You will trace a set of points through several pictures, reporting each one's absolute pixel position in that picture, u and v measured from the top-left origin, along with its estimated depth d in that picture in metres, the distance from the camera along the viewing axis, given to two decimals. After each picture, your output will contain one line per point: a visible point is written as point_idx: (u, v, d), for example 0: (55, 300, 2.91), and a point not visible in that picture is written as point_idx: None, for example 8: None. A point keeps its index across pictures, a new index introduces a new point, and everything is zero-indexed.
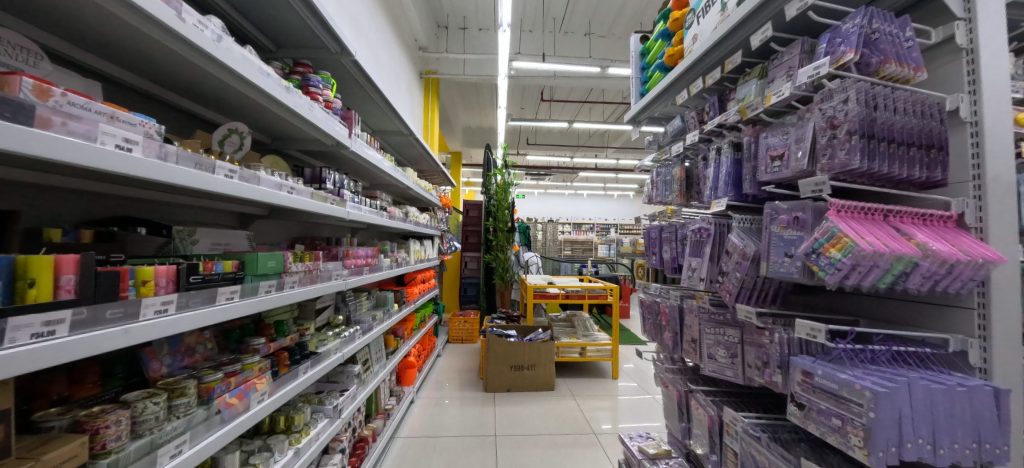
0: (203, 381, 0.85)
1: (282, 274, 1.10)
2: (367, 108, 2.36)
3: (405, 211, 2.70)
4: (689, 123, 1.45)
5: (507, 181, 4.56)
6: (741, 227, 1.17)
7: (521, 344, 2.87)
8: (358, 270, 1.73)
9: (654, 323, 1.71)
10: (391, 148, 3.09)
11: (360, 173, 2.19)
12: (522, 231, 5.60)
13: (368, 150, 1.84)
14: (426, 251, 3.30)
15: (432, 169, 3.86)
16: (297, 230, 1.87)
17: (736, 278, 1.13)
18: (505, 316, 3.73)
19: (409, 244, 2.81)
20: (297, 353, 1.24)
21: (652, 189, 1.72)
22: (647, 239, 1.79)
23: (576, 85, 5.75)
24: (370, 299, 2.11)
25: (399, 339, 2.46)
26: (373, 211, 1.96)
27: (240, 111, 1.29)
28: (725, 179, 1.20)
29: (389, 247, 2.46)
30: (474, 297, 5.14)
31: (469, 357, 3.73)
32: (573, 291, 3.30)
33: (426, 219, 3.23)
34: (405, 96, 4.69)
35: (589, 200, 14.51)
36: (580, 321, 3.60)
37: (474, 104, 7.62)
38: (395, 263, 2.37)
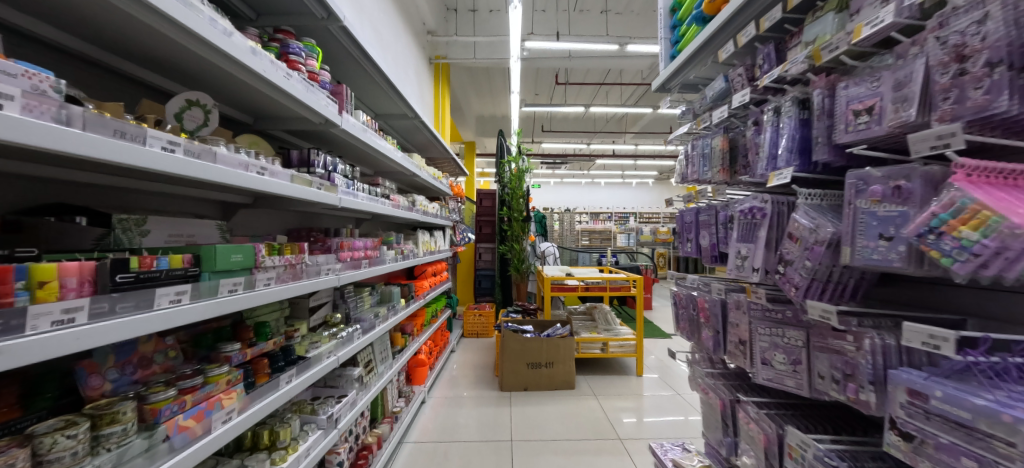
0: (147, 401, 0.72)
1: (253, 271, 0.94)
2: (367, 87, 2.18)
3: (411, 199, 2.54)
4: (735, 83, 1.17)
5: (521, 168, 4.32)
6: (809, 204, 0.93)
7: (538, 340, 2.68)
8: (356, 263, 1.58)
9: (690, 320, 1.49)
10: (398, 133, 2.92)
11: (360, 159, 2.04)
12: (538, 221, 5.38)
13: (365, 131, 1.67)
14: (437, 243, 3.15)
15: (443, 156, 3.68)
16: (290, 221, 1.75)
17: (804, 268, 0.89)
18: (522, 309, 3.56)
19: (417, 235, 2.66)
20: (278, 360, 1.10)
21: (685, 165, 1.48)
22: (679, 224, 1.56)
23: (592, 66, 5.44)
24: (374, 295, 1.98)
25: (408, 336, 2.34)
26: (373, 200, 1.79)
27: (211, 83, 1.12)
28: (790, 145, 0.94)
29: (395, 238, 2.31)
30: (489, 290, 5.00)
31: (484, 353, 3.59)
32: (593, 282, 3.08)
33: (436, 209, 3.07)
34: (414, 83, 4.51)
35: (607, 188, 14.11)
36: (602, 314, 3.39)
37: (486, 91, 7.39)
38: (401, 256, 2.22)
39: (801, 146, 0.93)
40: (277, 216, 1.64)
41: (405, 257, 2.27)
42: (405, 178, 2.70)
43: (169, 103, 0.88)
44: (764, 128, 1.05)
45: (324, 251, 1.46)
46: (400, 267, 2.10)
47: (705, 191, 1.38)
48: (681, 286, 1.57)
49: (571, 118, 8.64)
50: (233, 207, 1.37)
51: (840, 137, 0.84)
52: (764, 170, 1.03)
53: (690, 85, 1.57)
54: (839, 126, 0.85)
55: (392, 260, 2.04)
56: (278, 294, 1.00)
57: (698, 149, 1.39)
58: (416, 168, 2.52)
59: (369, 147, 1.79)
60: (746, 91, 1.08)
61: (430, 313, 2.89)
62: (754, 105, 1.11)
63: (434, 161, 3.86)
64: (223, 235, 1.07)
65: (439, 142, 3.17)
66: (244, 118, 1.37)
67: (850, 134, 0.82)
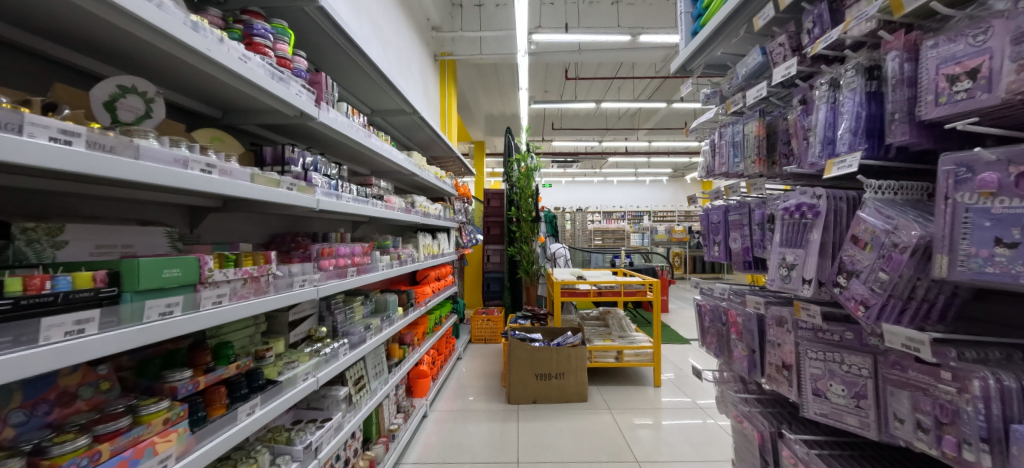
0: (47, 455, 0.58)
1: (198, 289, 0.83)
2: (360, 81, 2.06)
3: (410, 200, 2.40)
4: (774, 56, 0.97)
5: (529, 166, 4.14)
6: (880, 200, 0.73)
7: (547, 349, 2.50)
8: (341, 272, 1.44)
9: (718, 335, 1.29)
10: (399, 131, 2.80)
11: (352, 157, 1.91)
12: (549, 221, 5.19)
13: (352, 126, 1.53)
14: (441, 246, 3.02)
15: (447, 155, 3.54)
16: (274, 225, 1.65)
17: (877, 282, 0.69)
18: (531, 314, 3.38)
19: (419, 238, 2.53)
20: (240, 386, 1.01)
21: (711, 157, 1.28)
22: (705, 225, 1.35)
23: (603, 60, 5.22)
24: (367, 305, 1.85)
25: (407, 346, 2.21)
26: (363, 203, 1.66)
27: (164, 72, 1.00)
28: (853, 125, 0.74)
29: (392, 242, 2.18)
30: (498, 293, 4.84)
31: (492, 361, 3.43)
32: (606, 286, 2.87)
33: (439, 210, 2.93)
34: (419, 81, 4.39)
35: (620, 187, 13.78)
36: (615, 320, 3.18)
37: (494, 89, 7.25)
38: (399, 262, 2.08)
39: (869, 126, 0.73)
40: (256, 220, 1.54)
41: (403, 263, 2.13)
42: (406, 178, 2.58)
43: (98, 88, 0.77)
44: (816, 106, 0.85)
45: (302, 260, 1.33)
46: (396, 273, 1.97)
47: (736, 186, 1.17)
48: (707, 296, 1.38)
49: (581, 115, 8.42)
50: (202, 211, 1.27)
51: (927, 112, 0.63)
52: (818, 156, 0.82)
53: (716, 65, 1.36)
54: (925, 97, 0.64)
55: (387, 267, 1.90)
56: (233, 313, 0.89)
57: (728, 137, 1.19)
58: (416, 167, 2.38)
59: (359, 144, 1.66)
60: (791, 63, 0.88)
61: (434, 320, 2.76)
62: (801, 79, 0.91)
63: (438, 160, 3.72)
64: (172, 243, 0.97)
65: (443, 140, 3.03)
66: (214, 112, 1.26)
67: (942, 107, 0.61)
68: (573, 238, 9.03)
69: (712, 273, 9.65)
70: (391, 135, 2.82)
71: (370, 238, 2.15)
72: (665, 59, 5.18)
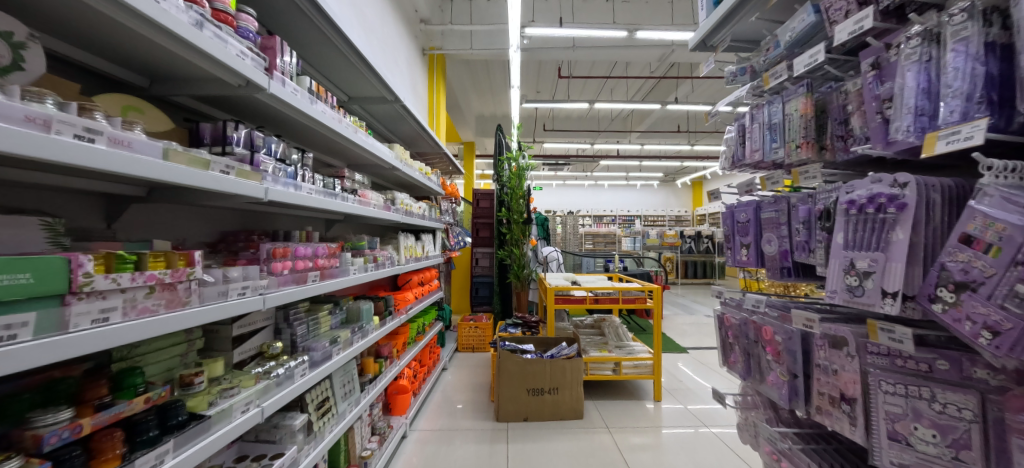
0: None
1: (69, 302, 0.59)
2: (335, 61, 1.83)
3: (391, 196, 2.18)
4: (831, 15, 0.78)
5: (521, 166, 3.92)
6: (1005, 186, 0.55)
7: (540, 362, 2.27)
8: (300, 277, 1.21)
9: (747, 355, 1.10)
10: (384, 123, 2.58)
11: (322, 146, 1.69)
12: (541, 223, 4.98)
13: (319, 106, 1.31)
14: (426, 248, 2.79)
15: (434, 151, 3.32)
16: (227, 221, 1.42)
17: (1016, 299, 0.49)
18: (522, 322, 3.17)
19: (401, 238, 2.29)
20: (148, 427, 0.78)
21: (738, 144, 1.10)
22: (730, 224, 1.17)
23: (597, 59, 5.09)
24: (337, 314, 1.61)
25: (384, 359, 1.97)
26: (332, 196, 1.43)
27: (49, 14, 0.77)
28: (968, 86, 0.55)
29: (369, 243, 1.95)
30: (487, 299, 4.59)
31: (480, 373, 3.19)
32: (603, 292, 2.65)
33: (424, 209, 2.71)
34: (406, 74, 4.16)
35: (611, 191, 13.69)
36: (612, 328, 2.99)
37: (485, 87, 7.05)
38: (377, 265, 1.84)
39: (989, 88, 0.54)
40: (203, 214, 1.30)
41: (381, 267, 1.89)
42: (388, 175, 2.36)
43: None
44: (898, 70, 0.66)
45: (249, 263, 1.09)
46: (372, 278, 1.73)
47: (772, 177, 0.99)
48: (730, 307, 1.19)
49: (574, 116, 8.28)
50: (122, 201, 1.03)
51: None
52: (905, 132, 0.64)
53: (744, 39, 1.18)
54: None
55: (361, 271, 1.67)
56: (120, 335, 0.66)
57: (761, 119, 1.01)
58: (398, 161, 2.17)
59: (328, 129, 1.44)
60: (865, 15, 0.69)
61: (416, 328, 2.52)
62: (872, 38, 0.72)
63: (425, 157, 3.49)
64: (52, 238, 0.74)
65: (430, 135, 2.82)
66: (139, 80, 1.04)
67: None
68: (564, 241, 8.82)
69: (703, 278, 9.58)
70: (374, 128, 2.60)
71: (342, 238, 1.91)
72: (660, 59, 5.07)
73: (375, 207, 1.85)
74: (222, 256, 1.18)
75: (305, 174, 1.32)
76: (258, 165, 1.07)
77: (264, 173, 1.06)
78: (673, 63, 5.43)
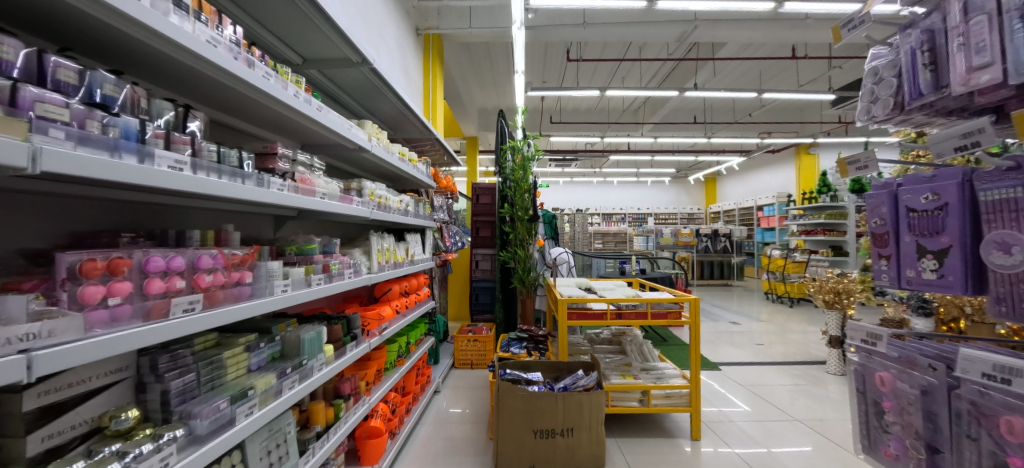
0: None
1: None
2: (270, 2, 1.32)
3: (358, 183, 1.67)
4: None
5: (526, 155, 3.41)
6: None
7: (550, 396, 1.75)
8: (158, 311, 0.72)
9: (935, 453, 0.61)
10: (356, 99, 2.08)
11: (248, 111, 1.21)
12: (548, 221, 4.46)
13: (200, 33, 0.81)
14: (411, 251, 2.29)
15: (424, 137, 2.82)
16: (74, 219, 0.93)
17: None
18: (527, 337, 2.69)
19: (374, 238, 1.78)
20: None
21: (922, 67, 0.70)
22: (893, 214, 0.73)
23: (609, 38, 4.57)
24: (264, 348, 1.12)
25: (344, 400, 1.48)
26: (233, 177, 0.92)
27: None
28: None
29: (323, 247, 1.45)
30: (489, 306, 4.10)
31: (479, 397, 2.70)
32: (627, 305, 2.11)
33: (407, 203, 2.19)
34: (398, 55, 3.67)
35: (620, 188, 13.12)
36: (634, 345, 2.48)
37: (487, 75, 6.54)
38: (328, 278, 1.33)
39: None
40: (13, 204, 0.80)
41: (333, 280, 1.38)
42: (359, 162, 1.87)
43: None
44: None
45: (40, 288, 0.61)
46: (319, 295, 1.24)
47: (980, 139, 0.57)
48: (890, 362, 0.70)
49: (583, 106, 7.75)
50: None
51: None
52: None
53: None
54: None
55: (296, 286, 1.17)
56: None
57: (992, 7, 0.60)
58: (368, 140, 1.68)
59: (233, 78, 0.94)
60: None
61: (396, 351, 2.03)
62: None
63: (415, 146, 2.99)
64: None
65: (415, 114, 2.31)
66: None
67: None
68: (573, 240, 8.27)
69: (720, 279, 9.03)
70: (347, 105, 2.11)
71: (285, 240, 1.41)
72: (680, 38, 4.53)
73: (326, 197, 1.34)
74: (17, 275, 0.70)
75: (168, 138, 0.78)
76: (27, 109, 0.55)
77: (33, 121, 0.54)
78: (693, 42, 4.88)
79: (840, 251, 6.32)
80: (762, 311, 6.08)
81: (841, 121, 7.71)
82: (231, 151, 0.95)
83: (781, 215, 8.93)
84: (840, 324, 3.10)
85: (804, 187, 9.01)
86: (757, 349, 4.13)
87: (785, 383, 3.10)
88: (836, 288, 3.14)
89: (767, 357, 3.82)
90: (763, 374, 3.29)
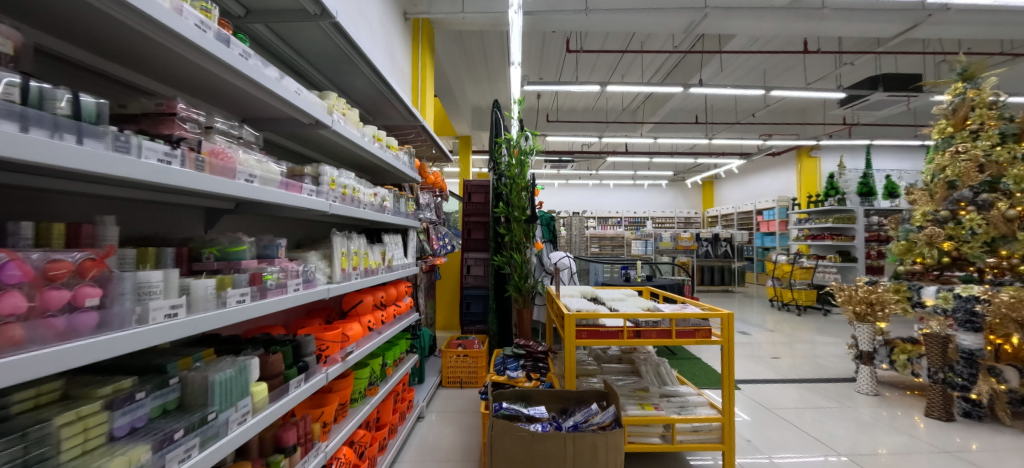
0: None
1: None
2: None
3: (314, 169, 1.29)
4: None
5: (524, 148, 3.06)
6: None
7: (557, 437, 1.38)
8: None
9: None
10: (320, 68, 1.73)
11: (141, 59, 0.85)
12: (546, 222, 4.11)
13: None
14: (390, 255, 1.92)
15: (409, 125, 2.46)
16: None
17: None
18: (524, 354, 2.33)
19: (336, 238, 1.41)
20: None
21: None
22: None
23: (611, 29, 4.30)
24: (144, 399, 0.74)
25: (288, 454, 1.10)
26: (60, 134, 0.54)
27: None
28: None
29: (258, 249, 1.08)
30: (481, 316, 3.71)
31: (468, 423, 2.33)
32: (647, 321, 1.75)
33: (385, 197, 1.83)
34: (383, 38, 3.30)
35: (617, 191, 12.88)
36: (649, 366, 2.14)
37: (481, 68, 6.21)
38: (256, 295, 0.96)
39: None
40: None
41: (267, 297, 1.00)
42: (321, 143, 1.51)
43: None
44: None
45: None
46: (239, 318, 0.87)
47: None
48: None
49: (582, 103, 7.49)
50: None
51: None
52: None
53: None
54: None
55: (193, 307, 0.79)
56: None
57: None
58: (331, 115, 1.32)
59: None
60: None
61: (369, 377, 1.65)
62: None
63: (399, 135, 2.63)
64: None
65: (394, 93, 1.95)
66: None
67: None
68: (569, 244, 7.92)
69: (721, 285, 8.77)
70: (308, 75, 1.76)
71: (200, 239, 1.03)
72: (687, 30, 4.27)
73: (257, 180, 0.96)
74: None
75: None
76: None
77: None
78: (700, 34, 4.62)
79: (848, 257, 6.11)
80: (768, 319, 5.79)
81: (845, 122, 7.52)
82: (58, 95, 0.56)
83: (782, 219, 8.75)
84: (870, 339, 2.80)
85: (805, 191, 8.80)
86: (772, 363, 3.80)
87: (812, 403, 2.77)
88: (868, 298, 2.82)
89: (785, 372, 3.49)
90: (786, 393, 2.96)
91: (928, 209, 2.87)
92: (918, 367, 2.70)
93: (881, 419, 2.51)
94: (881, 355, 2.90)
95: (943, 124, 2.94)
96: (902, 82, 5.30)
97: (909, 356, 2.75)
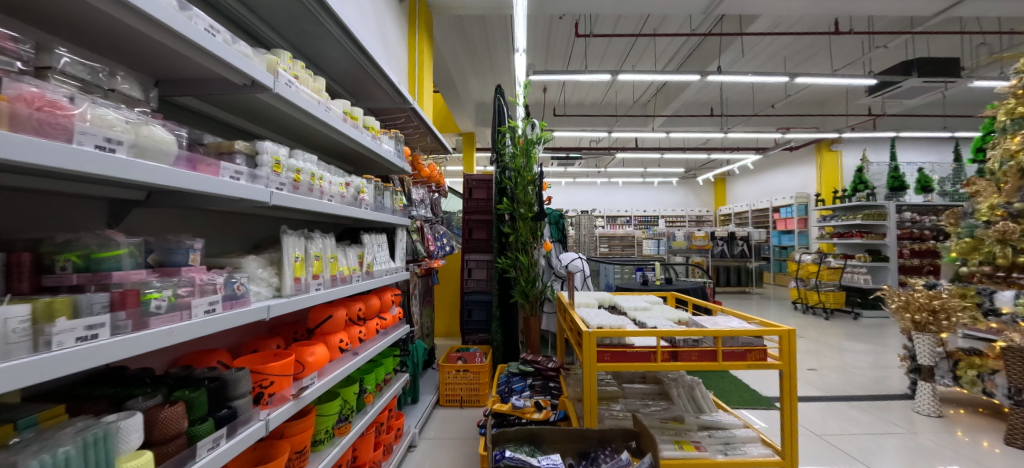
0: None
1: None
2: None
3: (250, 145, 0.96)
4: None
5: (531, 136, 2.72)
6: None
7: None
8: None
9: None
10: (282, 31, 1.42)
11: None
12: (554, 220, 3.76)
13: None
14: (370, 258, 1.59)
15: (398, 108, 2.13)
16: None
17: None
18: (533, 372, 2.01)
19: (287, 238, 1.07)
20: None
21: None
22: None
23: (623, 11, 3.96)
24: None
25: None
26: None
27: None
28: None
29: (141, 255, 0.74)
30: (484, 325, 3.37)
31: (467, 454, 1.99)
32: (686, 340, 1.41)
33: (362, 187, 1.50)
34: (374, 19, 2.94)
35: (625, 189, 12.49)
36: (682, 389, 1.79)
37: (483, 59, 5.89)
38: (122, 328, 0.61)
39: None
40: None
41: (147, 328, 0.65)
42: (274, 116, 1.19)
43: None
44: None
45: None
46: (80, 367, 0.53)
47: None
48: None
49: (590, 96, 7.18)
50: None
51: None
52: None
53: None
54: None
55: None
56: None
57: None
58: (277, 73, 0.99)
59: None
60: None
61: (341, 412, 1.32)
62: None
63: (387, 120, 2.30)
64: None
65: (375, 63, 1.62)
66: None
67: None
68: (578, 244, 7.57)
69: (737, 286, 8.36)
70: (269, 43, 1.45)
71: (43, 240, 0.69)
72: (704, 12, 3.92)
73: (126, 148, 0.61)
74: None
75: None
76: None
77: None
78: (721, 15, 4.25)
79: (878, 256, 5.72)
80: (791, 322, 5.39)
81: (870, 113, 7.09)
82: None
83: (801, 217, 8.50)
84: (933, 352, 2.40)
85: (826, 187, 8.35)
86: (808, 375, 3.42)
87: (864, 425, 2.39)
88: (930, 306, 2.45)
89: (824, 386, 3.11)
90: (831, 412, 2.58)
91: (997, 201, 2.49)
92: (990, 385, 2.32)
93: (950, 446, 2.13)
94: (942, 369, 2.52)
95: (1012, 103, 2.55)
96: (939, 67, 4.88)
97: (978, 372, 2.37)
